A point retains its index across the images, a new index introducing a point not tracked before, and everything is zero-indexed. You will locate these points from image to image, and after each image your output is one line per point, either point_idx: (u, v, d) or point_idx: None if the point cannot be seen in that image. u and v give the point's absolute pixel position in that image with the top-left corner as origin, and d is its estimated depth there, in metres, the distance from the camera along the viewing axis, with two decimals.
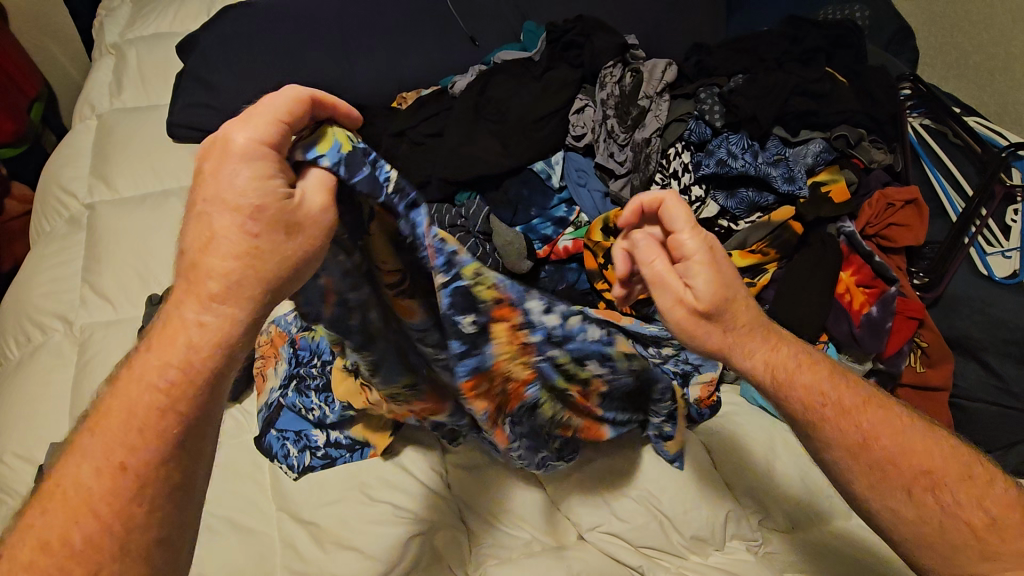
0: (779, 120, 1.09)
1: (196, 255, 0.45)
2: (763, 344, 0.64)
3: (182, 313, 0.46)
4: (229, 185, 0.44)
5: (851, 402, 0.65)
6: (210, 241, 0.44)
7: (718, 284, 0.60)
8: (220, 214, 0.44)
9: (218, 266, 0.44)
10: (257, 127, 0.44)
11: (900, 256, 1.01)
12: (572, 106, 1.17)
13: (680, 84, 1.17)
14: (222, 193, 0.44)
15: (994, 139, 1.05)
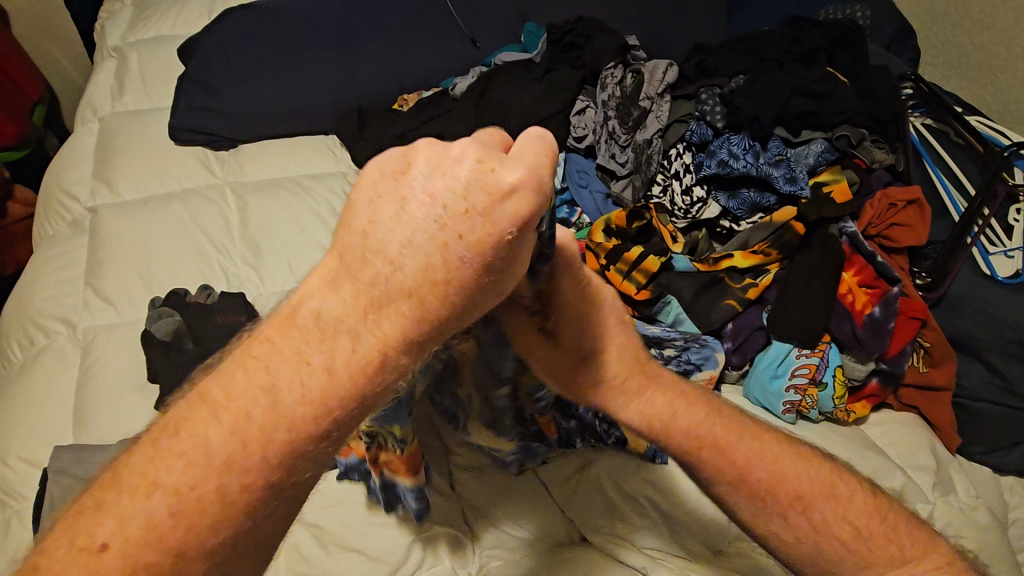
0: (781, 120, 1.08)
1: (391, 272, 0.40)
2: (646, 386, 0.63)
3: (352, 325, 0.40)
4: (477, 228, 0.40)
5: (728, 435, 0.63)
6: (420, 265, 0.40)
7: (575, 330, 0.61)
8: (454, 250, 0.40)
9: (416, 298, 0.40)
10: (531, 174, 0.40)
11: (902, 257, 1.02)
12: (573, 108, 1.17)
13: (681, 85, 1.17)
14: (445, 212, 0.40)
15: (996, 138, 1.05)
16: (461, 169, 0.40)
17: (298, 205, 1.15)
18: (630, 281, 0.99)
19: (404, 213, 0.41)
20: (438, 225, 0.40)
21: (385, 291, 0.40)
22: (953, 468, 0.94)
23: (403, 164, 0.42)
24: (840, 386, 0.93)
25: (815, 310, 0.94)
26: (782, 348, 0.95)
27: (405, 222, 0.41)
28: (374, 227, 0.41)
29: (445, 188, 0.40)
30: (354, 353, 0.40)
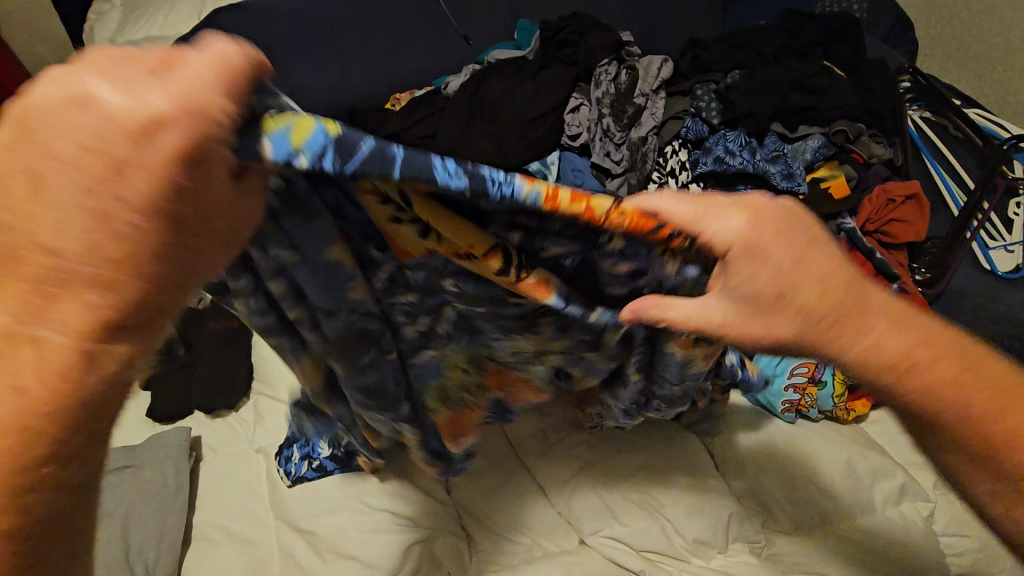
0: (778, 116, 1.07)
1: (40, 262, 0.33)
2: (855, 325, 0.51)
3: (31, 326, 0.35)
4: (136, 182, 0.32)
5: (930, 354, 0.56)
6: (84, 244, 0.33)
7: (783, 266, 0.46)
8: (118, 217, 0.33)
9: (88, 277, 0.34)
10: (189, 94, 0.33)
11: (901, 253, 1.00)
12: (567, 105, 1.15)
13: (677, 81, 1.16)
14: (84, 170, 0.31)
15: (996, 132, 1.04)
16: (99, 105, 0.31)
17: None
18: None
19: (32, 190, 0.32)
20: (87, 189, 0.32)
21: (57, 280, 0.33)
22: None
23: (13, 127, 0.32)
24: (840, 383, 0.93)
25: None
26: None
27: (45, 200, 0.32)
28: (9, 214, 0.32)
29: (76, 132, 0.31)
30: (42, 361, 0.35)
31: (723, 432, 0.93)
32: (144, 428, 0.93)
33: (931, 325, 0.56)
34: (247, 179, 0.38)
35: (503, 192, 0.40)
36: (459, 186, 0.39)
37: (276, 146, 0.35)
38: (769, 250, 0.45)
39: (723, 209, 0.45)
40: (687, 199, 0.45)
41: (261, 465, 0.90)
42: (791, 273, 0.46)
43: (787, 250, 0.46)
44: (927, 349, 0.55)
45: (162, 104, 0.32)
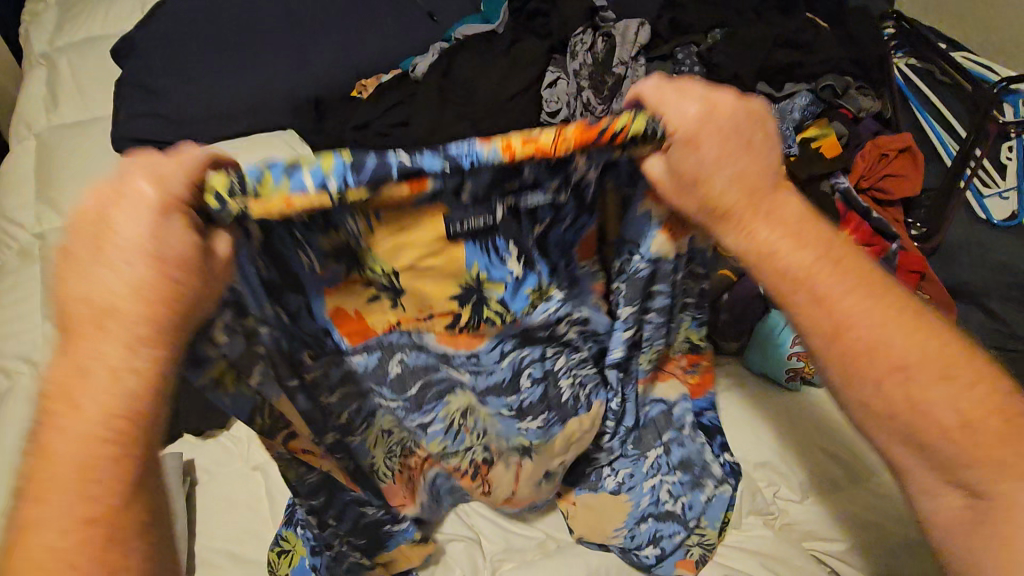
0: (763, 75, 1.00)
1: (78, 314, 0.38)
2: (846, 288, 0.53)
3: (76, 390, 0.38)
4: (130, 230, 0.37)
5: (959, 364, 0.54)
6: (124, 299, 0.38)
7: (723, 165, 0.47)
8: (122, 266, 0.37)
9: (125, 316, 0.38)
10: (163, 170, 0.38)
11: (897, 209, 0.94)
12: (543, 80, 1.00)
13: (657, 44, 1.01)
14: (132, 265, 0.37)
15: (984, 75, 1.03)
16: (98, 190, 0.38)
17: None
18: None
19: (71, 269, 0.38)
20: (124, 276, 0.37)
21: (94, 339, 0.38)
22: None
23: (94, 225, 0.38)
24: None
25: None
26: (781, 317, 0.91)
27: (96, 285, 0.38)
28: (74, 289, 0.38)
29: (89, 228, 0.38)
30: (82, 421, 0.38)
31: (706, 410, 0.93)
32: None
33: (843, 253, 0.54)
34: (212, 226, 0.40)
35: (470, 160, 0.41)
36: (438, 164, 0.41)
37: (255, 170, 0.39)
38: (727, 159, 0.47)
39: (684, 97, 0.45)
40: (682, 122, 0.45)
41: (260, 485, 0.87)
42: (775, 224, 0.51)
43: (747, 200, 0.49)
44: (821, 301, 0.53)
45: (171, 172, 0.38)
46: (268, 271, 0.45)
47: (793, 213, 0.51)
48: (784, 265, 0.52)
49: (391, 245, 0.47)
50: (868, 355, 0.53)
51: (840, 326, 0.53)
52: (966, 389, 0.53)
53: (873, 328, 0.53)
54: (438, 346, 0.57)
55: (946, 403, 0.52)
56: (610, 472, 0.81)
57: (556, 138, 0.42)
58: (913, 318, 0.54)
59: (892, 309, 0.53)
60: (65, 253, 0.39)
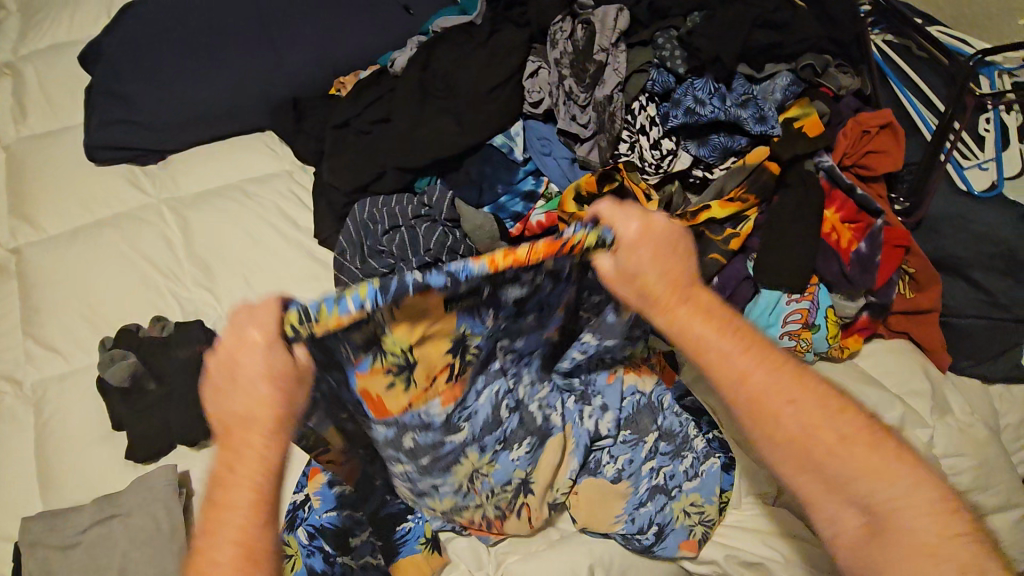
0: (743, 56, 0.99)
1: (226, 424, 0.55)
2: (754, 363, 0.60)
3: (227, 479, 0.53)
4: (248, 362, 0.54)
5: (853, 432, 0.57)
6: (253, 406, 0.54)
7: (653, 262, 0.61)
8: (249, 387, 0.54)
9: (257, 418, 0.54)
10: (262, 319, 0.54)
11: (880, 184, 0.94)
12: (524, 70, 0.99)
13: (637, 30, 1.01)
14: (255, 383, 0.54)
15: (961, 50, 1.04)
16: (219, 342, 0.55)
17: (257, 223, 1.09)
18: None
19: (217, 395, 0.55)
20: (251, 391, 0.54)
21: (237, 439, 0.54)
22: (949, 386, 0.95)
23: (223, 363, 0.55)
24: (832, 326, 0.90)
25: (795, 246, 0.88)
26: (772, 296, 0.90)
27: (234, 401, 0.54)
28: (220, 406, 0.55)
29: (221, 366, 0.55)
30: (235, 498, 0.52)
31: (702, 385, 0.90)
32: (125, 470, 0.88)
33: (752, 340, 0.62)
34: (293, 348, 0.56)
35: (465, 273, 0.58)
36: (443, 281, 0.57)
37: (316, 302, 0.55)
38: (660, 259, 0.61)
39: (628, 216, 0.60)
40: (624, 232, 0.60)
41: None
42: (692, 308, 0.62)
43: (670, 286, 0.61)
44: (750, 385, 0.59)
45: (268, 318, 0.54)
46: (323, 366, 0.59)
47: (710, 303, 0.63)
48: (698, 340, 0.61)
49: (405, 334, 0.61)
50: (773, 419, 0.58)
51: (744, 393, 0.59)
52: (864, 458, 0.55)
53: (775, 395, 0.58)
54: (441, 412, 0.68)
55: (863, 480, 0.55)
56: (608, 459, 0.81)
57: (528, 252, 0.58)
58: (817, 392, 0.58)
59: (808, 389, 0.60)
60: (207, 385, 0.56)
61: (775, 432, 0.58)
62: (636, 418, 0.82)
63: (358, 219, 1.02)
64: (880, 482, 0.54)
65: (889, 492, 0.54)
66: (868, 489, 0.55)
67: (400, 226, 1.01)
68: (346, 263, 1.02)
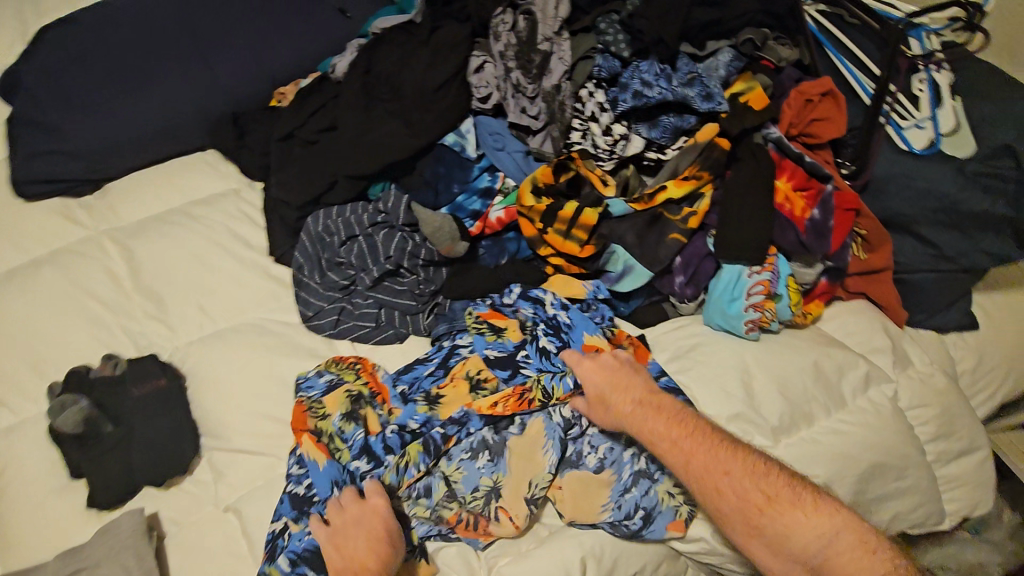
0: (685, 36, 1.00)
1: (348, 559, 0.73)
2: (694, 445, 0.77)
3: None
4: (366, 509, 0.77)
5: (778, 492, 0.74)
6: (369, 539, 0.74)
7: (602, 377, 0.84)
8: (367, 526, 0.75)
9: (373, 548, 0.73)
10: (373, 485, 0.79)
11: (826, 151, 0.96)
12: (468, 66, 0.97)
13: (578, 15, 1.00)
14: (372, 523, 0.75)
15: (889, 12, 1.07)
16: (338, 506, 0.78)
17: (207, 248, 1.05)
18: (572, 241, 0.90)
19: (338, 542, 0.75)
20: (369, 529, 0.75)
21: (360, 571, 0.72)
22: (907, 339, 0.98)
23: (340, 520, 0.77)
24: (794, 294, 0.91)
25: (752, 220, 0.89)
26: (733, 271, 0.91)
27: (352, 537, 0.74)
28: (342, 548, 0.74)
29: (342, 521, 0.77)
30: None
31: (676, 367, 0.93)
32: (86, 520, 0.83)
33: (702, 426, 0.79)
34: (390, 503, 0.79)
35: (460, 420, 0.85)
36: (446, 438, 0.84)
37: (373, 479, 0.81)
38: (609, 374, 0.84)
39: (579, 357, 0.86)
40: (580, 361, 0.86)
41: (233, 526, 0.82)
42: (644, 409, 0.81)
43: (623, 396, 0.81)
44: (716, 466, 0.76)
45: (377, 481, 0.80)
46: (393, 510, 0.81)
47: (661, 402, 0.82)
48: (653, 434, 0.79)
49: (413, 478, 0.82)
50: (719, 492, 0.75)
51: (692, 473, 0.76)
52: (789, 513, 0.73)
53: (713, 470, 0.75)
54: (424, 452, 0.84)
55: (806, 530, 0.71)
56: (589, 451, 0.83)
57: (503, 406, 0.84)
58: (745, 463, 0.76)
59: (749, 460, 0.77)
60: (326, 541, 0.76)
61: (723, 502, 0.75)
62: None
63: (313, 231, 1.01)
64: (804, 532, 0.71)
65: (813, 538, 0.71)
66: (796, 538, 0.71)
67: (356, 235, 1.00)
68: (305, 279, 1.02)
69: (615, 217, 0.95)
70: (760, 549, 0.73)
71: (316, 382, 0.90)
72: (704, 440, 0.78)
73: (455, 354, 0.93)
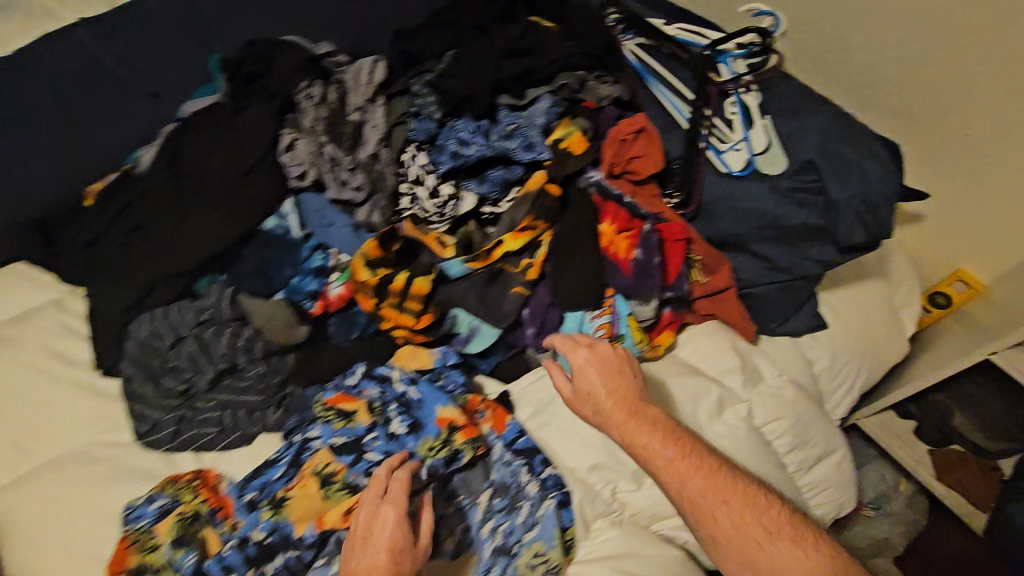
0: (501, 87, 0.98)
1: (368, 533, 0.70)
2: (690, 467, 0.76)
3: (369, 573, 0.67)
4: (396, 486, 0.73)
5: (777, 526, 0.72)
6: (389, 519, 0.70)
7: (591, 374, 0.82)
8: (391, 503, 0.72)
9: (390, 529, 0.70)
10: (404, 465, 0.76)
11: (651, 185, 0.98)
12: (279, 145, 0.93)
13: (395, 80, 0.99)
14: (396, 501, 0.72)
15: (696, 41, 1.10)
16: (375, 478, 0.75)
17: (19, 373, 0.94)
18: (406, 314, 0.86)
19: (365, 512, 0.72)
20: (393, 505, 0.71)
21: (372, 545, 0.69)
22: (755, 353, 1.01)
23: (371, 494, 0.73)
24: (637, 333, 0.90)
25: (583, 264, 0.90)
26: (575, 317, 0.90)
27: (374, 513, 0.71)
28: (362, 520, 0.71)
29: (370, 494, 0.73)
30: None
31: (536, 422, 0.91)
32: None
33: (701, 450, 0.78)
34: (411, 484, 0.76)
35: (310, 536, 0.80)
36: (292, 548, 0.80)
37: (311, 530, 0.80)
38: (605, 376, 0.82)
39: (577, 350, 0.84)
40: (568, 345, 0.83)
41: None
42: (639, 420, 0.79)
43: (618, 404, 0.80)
44: (713, 493, 0.74)
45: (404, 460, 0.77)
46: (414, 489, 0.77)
47: (658, 418, 0.80)
48: (648, 451, 0.77)
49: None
50: (714, 519, 0.73)
51: (686, 495, 0.75)
52: (789, 550, 0.70)
53: (710, 496, 0.74)
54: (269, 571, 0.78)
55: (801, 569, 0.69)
56: (446, 534, 0.79)
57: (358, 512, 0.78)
58: (743, 492, 0.74)
59: (747, 486, 0.76)
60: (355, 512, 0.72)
61: (716, 529, 0.73)
62: (467, 481, 0.83)
63: (137, 339, 0.92)
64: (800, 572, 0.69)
65: None
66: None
67: (182, 337, 0.92)
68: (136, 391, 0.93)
69: (454, 279, 0.93)
70: None
71: (145, 510, 0.82)
72: (701, 464, 0.76)
73: (306, 449, 0.86)
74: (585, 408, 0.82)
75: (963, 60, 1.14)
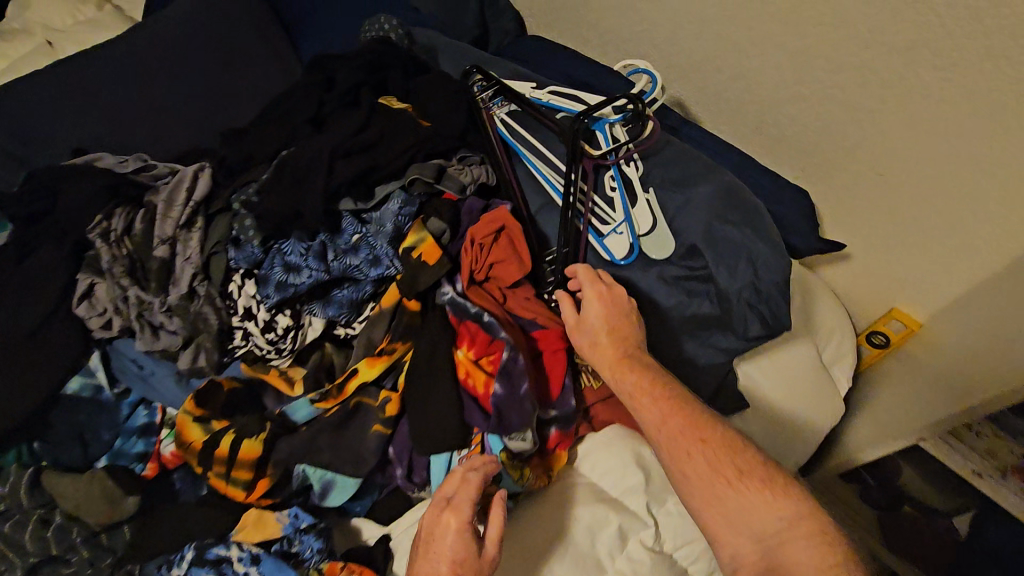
0: (335, 194, 0.84)
1: (433, 537, 0.67)
2: (669, 407, 0.73)
3: None
4: (461, 493, 0.70)
5: (749, 467, 0.68)
6: (448, 532, 0.67)
7: (597, 306, 0.80)
8: (456, 511, 0.68)
9: (449, 542, 0.66)
10: (476, 464, 0.72)
11: (525, 286, 0.87)
12: (75, 292, 0.80)
13: (219, 194, 0.86)
14: (456, 513, 0.68)
15: (571, 108, 0.97)
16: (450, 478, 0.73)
17: None
18: (232, 486, 0.75)
19: (433, 516, 0.70)
20: (454, 514, 0.68)
21: (435, 557, 0.66)
22: None
23: (438, 501, 0.71)
24: (514, 469, 0.79)
25: (446, 397, 0.77)
26: (442, 459, 0.79)
27: (435, 522, 0.69)
28: (427, 530, 0.69)
29: (439, 499, 0.71)
30: None
31: None
32: None
33: (684, 394, 0.75)
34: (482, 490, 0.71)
35: None
36: None
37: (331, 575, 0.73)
38: (608, 310, 0.80)
39: (591, 282, 0.82)
40: (589, 278, 0.82)
41: None
42: (620, 357, 0.77)
43: (615, 341, 0.78)
44: (690, 430, 0.71)
45: (473, 463, 0.73)
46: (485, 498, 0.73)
47: (646, 360, 0.78)
48: (629, 386, 0.75)
49: None
50: (688, 456, 0.69)
51: (661, 431, 0.72)
52: (756, 492, 0.66)
53: (685, 433, 0.70)
54: None
55: (766, 512, 0.65)
56: None
57: None
58: (721, 434, 0.70)
59: (728, 434, 0.71)
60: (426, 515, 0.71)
61: (684, 465, 0.69)
62: None
63: None
64: (762, 513, 0.65)
65: (774, 523, 0.64)
66: (757, 517, 0.65)
67: None
68: None
69: (302, 423, 0.82)
70: (706, 517, 0.67)
71: None
72: (681, 406, 0.73)
73: None
74: (585, 335, 0.81)
75: (858, 112, 1.01)
